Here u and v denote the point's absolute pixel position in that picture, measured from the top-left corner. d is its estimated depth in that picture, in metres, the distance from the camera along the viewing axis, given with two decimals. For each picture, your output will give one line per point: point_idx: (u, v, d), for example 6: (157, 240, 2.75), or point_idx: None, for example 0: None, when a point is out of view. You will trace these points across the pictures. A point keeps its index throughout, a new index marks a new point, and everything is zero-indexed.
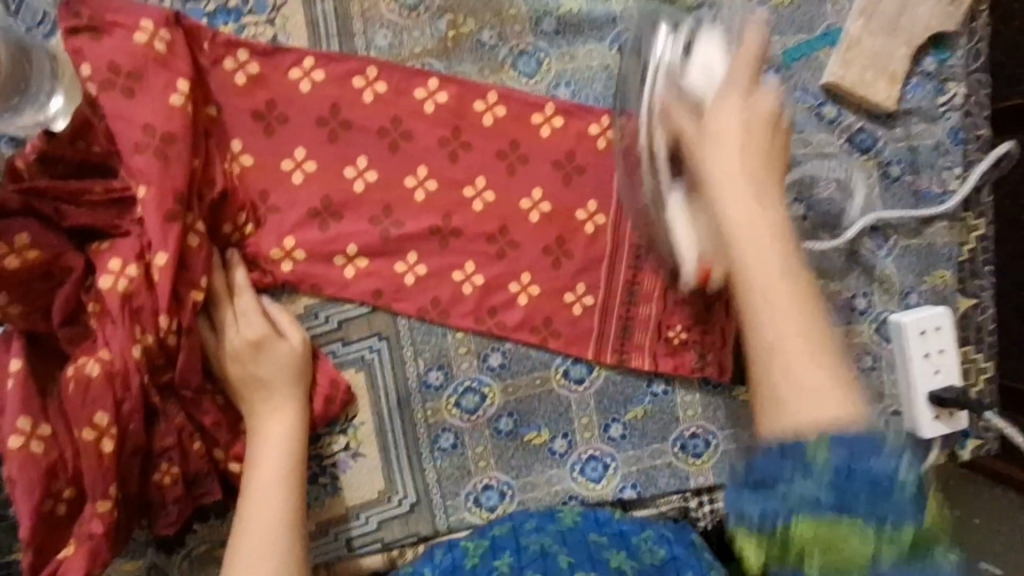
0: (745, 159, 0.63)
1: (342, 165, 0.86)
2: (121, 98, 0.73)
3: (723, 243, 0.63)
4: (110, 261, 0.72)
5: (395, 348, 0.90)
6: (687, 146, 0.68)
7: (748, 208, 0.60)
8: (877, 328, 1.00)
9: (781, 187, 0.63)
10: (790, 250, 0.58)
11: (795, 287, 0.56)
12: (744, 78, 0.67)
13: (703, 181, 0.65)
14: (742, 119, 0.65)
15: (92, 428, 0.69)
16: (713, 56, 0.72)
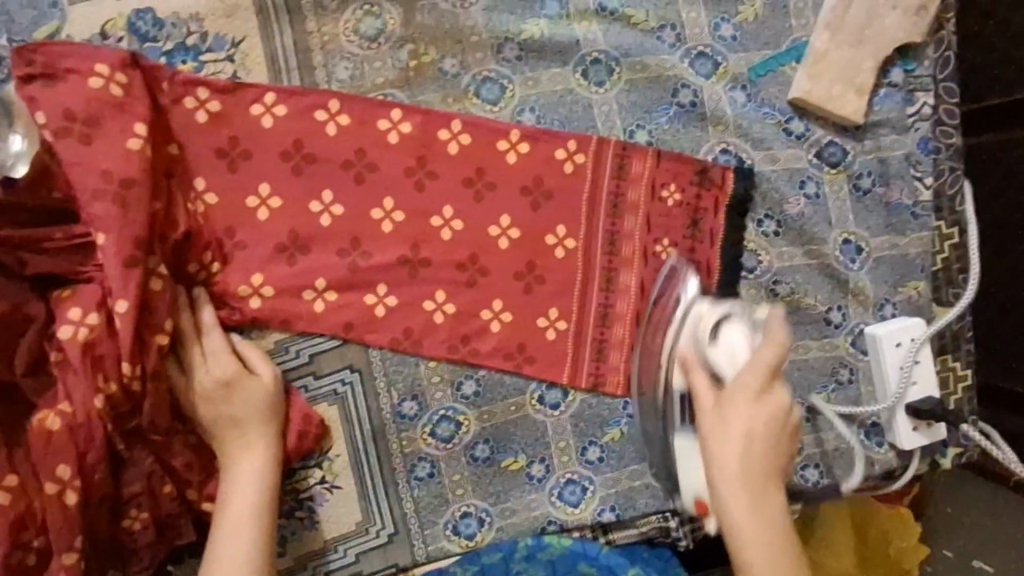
0: (742, 467, 0.76)
1: (307, 199, 0.86)
2: (76, 144, 0.73)
3: (733, 505, 0.75)
4: (71, 309, 0.71)
5: (367, 379, 0.90)
6: (708, 417, 0.78)
7: (749, 513, 0.74)
8: (853, 340, 0.99)
9: (773, 458, 0.77)
10: (769, 511, 0.75)
11: (777, 553, 0.73)
12: (761, 371, 0.76)
13: (719, 445, 0.76)
14: (745, 456, 0.76)
15: (54, 480, 0.69)
16: (737, 344, 0.80)
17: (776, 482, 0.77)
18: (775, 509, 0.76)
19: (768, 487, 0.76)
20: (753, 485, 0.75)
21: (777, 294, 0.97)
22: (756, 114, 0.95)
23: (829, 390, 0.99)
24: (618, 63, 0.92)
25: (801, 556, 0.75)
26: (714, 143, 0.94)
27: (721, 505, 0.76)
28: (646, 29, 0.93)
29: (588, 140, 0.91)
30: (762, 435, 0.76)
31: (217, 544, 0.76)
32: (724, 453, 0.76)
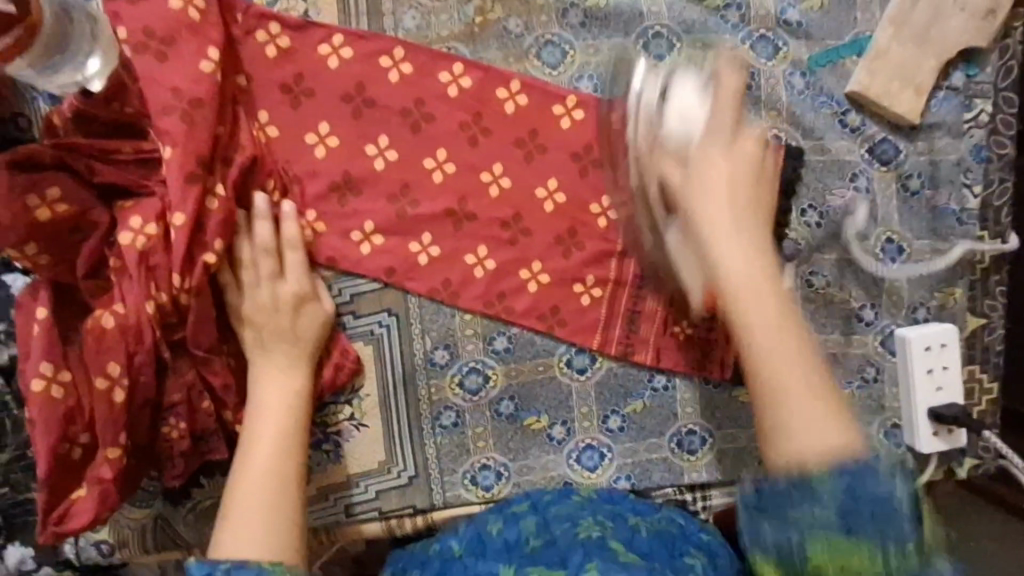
0: (733, 236, 0.66)
1: (363, 142, 0.88)
2: (153, 60, 0.76)
3: (715, 193, 0.68)
4: (132, 217, 0.74)
5: (403, 324, 0.92)
6: (709, 143, 0.70)
7: (742, 254, 0.65)
8: (882, 341, 1.00)
9: (759, 211, 0.69)
10: (746, 224, 0.67)
11: (785, 318, 0.62)
12: (729, 110, 0.71)
13: (703, 182, 0.69)
14: (727, 159, 0.69)
15: (105, 377, 0.72)
16: (688, 98, 0.72)
17: (772, 261, 0.66)
18: (754, 233, 0.67)
19: (747, 201, 0.68)
20: (727, 195, 0.68)
21: (812, 285, 0.98)
22: (810, 104, 0.95)
23: (854, 387, 1.00)
24: (679, 38, 0.92)
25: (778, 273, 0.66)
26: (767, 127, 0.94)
27: (710, 237, 0.66)
28: (711, 5, 0.92)
29: None
30: (738, 172, 0.69)
31: (246, 457, 0.77)
32: (705, 175, 0.69)
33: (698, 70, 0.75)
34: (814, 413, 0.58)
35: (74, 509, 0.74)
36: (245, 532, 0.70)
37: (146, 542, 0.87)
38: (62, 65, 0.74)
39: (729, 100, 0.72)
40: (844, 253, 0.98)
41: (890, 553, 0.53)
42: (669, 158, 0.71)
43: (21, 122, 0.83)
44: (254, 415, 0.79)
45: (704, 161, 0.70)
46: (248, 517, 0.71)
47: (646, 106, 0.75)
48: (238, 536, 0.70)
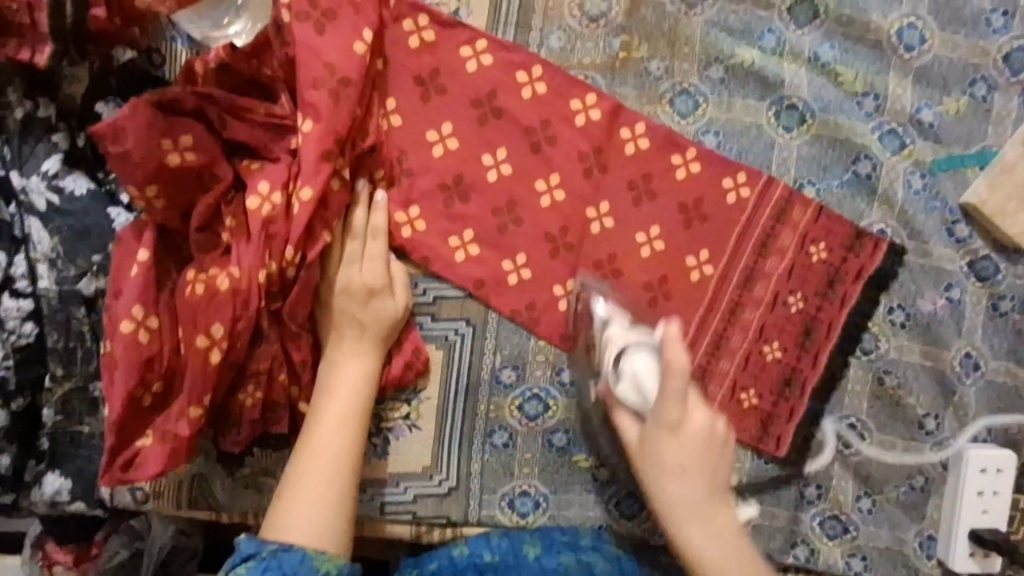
0: (695, 496, 0.77)
1: (482, 150, 0.88)
2: (312, 31, 0.75)
3: (677, 484, 0.77)
4: (258, 182, 0.74)
5: (478, 336, 0.92)
6: (656, 438, 0.76)
7: (705, 535, 0.77)
8: (937, 452, 0.98)
9: (716, 471, 0.77)
10: (714, 466, 0.77)
11: (737, 544, 0.77)
12: (676, 405, 0.73)
13: (654, 472, 0.77)
14: (678, 468, 0.76)
15: (207, 335, 0.72)
16: (644, 370, 0.76)
17: (724, 459, 0.78)
18: (721, 468, 0.78)
19: (715, 445, 0.76)
20: (681, 473, 0.76)
21: (882, 383, 0.97)
22: (923, 205, 0.94)
23: (898, 491, 0.98)
24: (812, 115, 0.92)
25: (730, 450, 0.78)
26: (874, 220, 0.94)
27: (678, 526, 0.78)
28: (850, 90, 0.92)
29: (758, 176, 0.91)
30: (696, 444, 0.76)
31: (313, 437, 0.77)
32: (659, 479, 0.77)
33: (647, 339, 0.79)
34: None
35: (140, 458, 0.73)
36: (302, 518, 0.73)
37: (180, 497, 0.85)
38: (223, 11, 0.78)
39: (676, 393, 0.72)
40: (921, 356, 0.97)
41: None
42: (627, 415, 0.79)
43: (153, 59, 0.80)
44: (324, 395, 0.78)
45: (656, 441, 0.76)
46: (304, 504, 0.74)
47: (611, 348, 0.81)
48: (297, 518, 0.73)
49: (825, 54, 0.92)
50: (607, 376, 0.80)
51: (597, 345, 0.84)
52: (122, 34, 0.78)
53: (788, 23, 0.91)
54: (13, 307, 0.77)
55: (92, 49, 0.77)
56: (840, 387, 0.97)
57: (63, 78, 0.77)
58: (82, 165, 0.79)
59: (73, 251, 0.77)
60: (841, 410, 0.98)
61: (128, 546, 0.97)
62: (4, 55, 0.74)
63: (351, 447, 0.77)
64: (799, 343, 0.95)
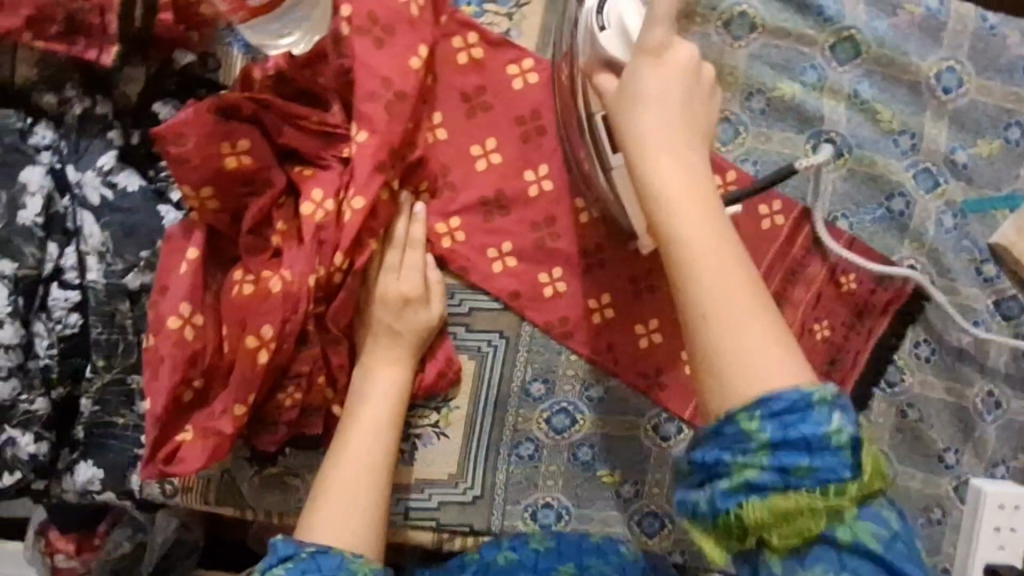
0: (665, 121, 0.65)
1: (523, 167, 0.90)
2: (371, 45, 0.77)
3: (684, 214, 0.62)
4: (311, 190, 0.75)
5: (511, 349, 0.93)
6: (638, 60, 0.67)
7: (681, 178, 0.64)
8: (956, 486, 0.99)
9: (693, 118, 0.66)
10: (693, 131, 0.66)
11: (718, 249, 0.62)
12: (659, 24, 0.65)
13: (633, 115, 0.66)
14: (654, 82, 0.66)
15: (257, 335, 0.74)
16: (634, 20, 0.75)
17: (700, 127, 0.66)
18: (698, 116, 0.67)
19: (687, 80, 0.66)
20: (658, 106, 0.66)
21: (905, 416, 0.98)
22: (952, 243, 0.96)
23: (918, 524, 0.99)
24: (849, 150, 0.93)
25: (708, 118, 0.67)
26: (905, 256, 0.95)
27: (666, 212, 0.63)
28: (888, 127, 0.94)
29: (792, 206, 0.93)
30: (680, 69, 0.66)
31: (345, 440, 0.77)
32: (638, 123, 0.65)
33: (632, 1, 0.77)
34: (756, 341, 0.60)
35: (181, 453, 0.74)
36: (334, 515, 0.73)
37: (208, 493, 0.86)
38: (291, 31, 0.80)
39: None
40: (944, 392, 0.99)
41: (829, 492, 0.57)
42: (608, 79, 0.74)
43: (207, 62, 0.82)
44: (358, 400, 0.79)
45: (637, 80, 0.66)
46: (336, 506, 0.73)
47: (597, 29, 0.78)
48: (326, 520, 0.73)
49: (863, 90, 0.93)
50: (586, 42, 0.79)
51: (586, 104, 0.82)
52: (181, 39, 0.80)
53: (829, 60, 0.93)
54: (61, 298, 0.78)
55: (155, 54, 0.80)
56: (863, 418, 0.98)
57: (119, 79, 0.80)
58: (133, 162, 0.81)
59: (122, 247, 0.79)
60: (863, 442, 0.98)
61: (132, 538, 0.97)
62: (73, 53, 0.77)
63: (382, 451, 0.77)
64: (825, 369, 0.96)
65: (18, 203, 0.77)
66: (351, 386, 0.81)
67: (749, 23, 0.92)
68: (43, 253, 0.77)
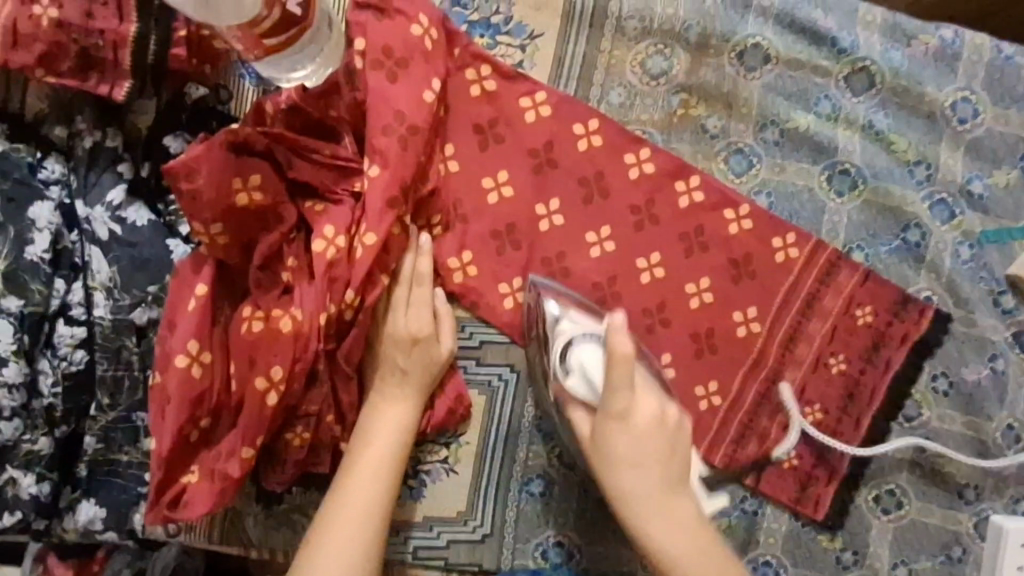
0: (656, 462, 0.75)
1: (535, 199, 0.89)
2: (384, 78, 0.76)
3: (648, 514, 0.75)
4: (323, 226, 0.74)
5: (522, 383, 0.91)
6: (608, 422, 0.75)
7: (661, 522, 0.75)
8: (976, 523, 0.96)
9: (667, 468, 0.76)
10: (672, 473, 0.76)
11: (699, 543, 0.74)
12: (620, 390, 0.74)
13: (616, 479, 0.76)
14: (629, 445, 0.75)
15: (267, 375, 0.72)
16: (591, 359, 0.78)
17: (679, 460, 0.77)
18: (671, 467, 0.76)
19: (661, 443, 0.75)
20: (634, 466, 0.75)
21: (924, 450, 0.96)
22: (969, 274, 0.94)
23: (935, 561, 0.96)
24: (864, 181, 0.92)
25: (676, 413, 0.78)
26: (921, 287, 0.94)
27: (640, 522, 0.75)
28: (904, 159, 0.93)
29: (806, 238, 0.92)
30: (649, 430, 0.75)
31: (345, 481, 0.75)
32: (623, 482, 0.76)
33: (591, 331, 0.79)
34: None
35: (187, 496, 0.73)
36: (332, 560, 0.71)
37: (213, 532, 0.84)
38: (308, 61, 0.78)
39: (622, 354, 0.73)
40: (964, 426, 0.96)
41: None
42: (580, 416, 0.79)
43: (220, 94, 0.82)
44: (362, 439, 0.77)
45: (608, 440, 0.76)
46: (335, 550, 0.72)
47: (556, 343, 0.80)
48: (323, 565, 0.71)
49: (879, 121, 0.92)
50: (553, 372, 0.80)
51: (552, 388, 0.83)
52: (196, 72, 0.79)
53: (844, 92, 0.92)
54: (66, 334, 0.77)
55: (167, 86, 0.80)
56: (880, 453, 0.96)
57: (130, 110, 0.80)
58: (144, 197, 0.79)
59: (129, 281, 0.77)
60: (881, 476, 0.96)
61: None
62: (85, 88, 0.76)
63: (377, 499, 0.75)
64: (841, 404, 0.95)
65: (25, 238, 0.75)
66: (357, 424, 0.79)
67: (763, 55, 0.92)
68: (49, 289, 0.75)
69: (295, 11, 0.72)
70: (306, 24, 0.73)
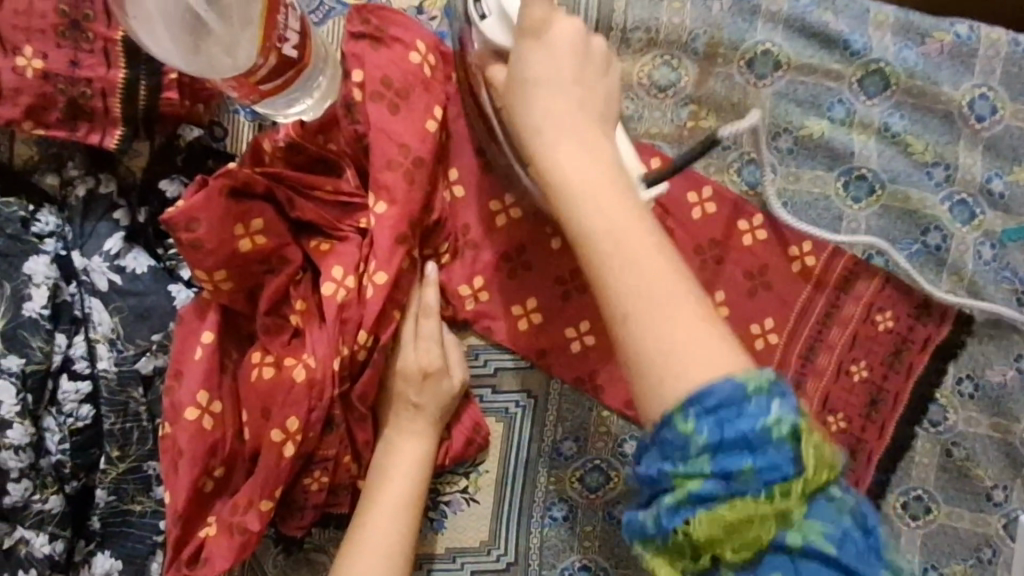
0: (573, 106, 0.70)
1: (545, 220, 0.87)
2: (386, 111, 0.73)
3: (591, 201, 0.67)
4: (330, 266, 0.72)
5: (539, 408, 0.89)
6: (526, 57, 0.70)
7: (582, 160, 0.68)
8: (1005, 523, 0.94)
9: (591, 145, 0.69)
10: (595, 141, 0.70)
11: (629, 227, 0.65)
12: (536, 11, 0.69)
13: (536, 112, 0.70)
14: (540, 69, 0.70)
15: (282, 428, 0.70)
16: (513, 3, 0.73)
17: (598, 121, 0.71)
18: (603, 143, 0.70)
19: (617, 182, 0.68)
20: (552, 93, 0.69)
21: (951, 454, 0.94)
22: (993, 276, 0.91)
23: (965, 564, 0.94)
24: (882, 185, 0.90)
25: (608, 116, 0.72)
26: (944, 291, 0.91)
27: (572, 209, 0.67)
28: (920, 160, 0.90)
29: (822, 246, 0.90)
30: (565, 50, 0.70)
31: (367, 529, 0.72)
32: (546, 104, 0.70)
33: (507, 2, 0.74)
34: (686, 339, 0.61)
35: (206, 552, 0.70)
36: None
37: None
38: (302, 99, 0.75)
39: (543, 16, 0.69)
40: (993, 428, 0.94)
41: (773, 494, 0.55)
42: (499, 68, 0.75)
43: (215, 131, 0.79)
44: (379, 481, 0.74)
45: (527, 79, 0.70)
46: None
47: (481, 9, 0.76)
48: None
49: (894, 123, 0.90)
50: (483, 27, 0.76)
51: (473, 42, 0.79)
52: (190, 114, 0.77)
53: (858, 94, 0.90)
54: (71, 390, 0.75)
55: (160, 129, 0.77)
56: (907, 458, 0.94)
57: (122, 153, 0.77)
58: (143, 242, 0.77)
59: (132, 331, 0.75)
60: (908, 483, 0.94)
61: None
62: (75, 138, 0.74)
63: (404, 539, 0.73)
64: (864, 412, 0.92)
65: (22, 295, 0.73)
66: (372, 463, 0.76)
67: (774, 61, 0.89)
68: (50, 345, 0.74)
69: (291, 54, 0.68)
70: (302, 64, 0.70)
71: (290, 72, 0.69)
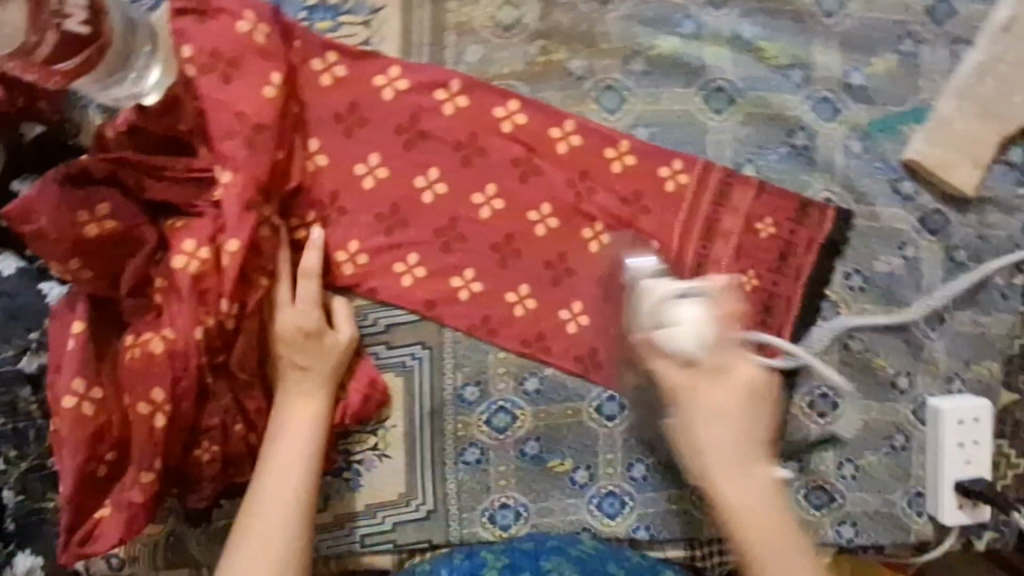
0: (724, 448, 0.71)
1: (414, 172, 0.88)
2: (215, 82, 0.75)
3: (735, 490, 0.71)
4: (183, 240, 0.73)
5: (436, 358, 0.91)
6: (704, 390, 0.71)
7: (737, 488, 0.71)
8: (914, 410, 0.97)
9: (756, 431, 0.72)
10: (753, 464, 0.72)
11: (765, 500, 0.71)
12: (720, 349, 0.71)
13: (704, 430, 0.71)
14: (705, 408, 0.71)
15: (148, 402, 0.72)
16: (688, 315, 0.70)
17: (757, 442, 0.73)
18: (760, 422, 0.73)
19: (748, 453, 0.72)
20: (720, 416, 0.71)
21: (849, 348, 0.95)
22: (866, 169, 0.93)
23: (882, 454, 0.96)
24: (740, 95, 0.91)
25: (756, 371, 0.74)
26: (820, 189, 0.92)
27: (716, 488, 0.71)
28: (777, 64, 0.92)
29: (693, 161, 0.90)
30: (738, 393, 0.71)
31: (262, 488, 0.74)
32: (721, 441, 0.71)
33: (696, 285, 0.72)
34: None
35: (98, 531, 0.73)
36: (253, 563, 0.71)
37: (157, 559, 0.84)
38: (124, 76, 0.73)
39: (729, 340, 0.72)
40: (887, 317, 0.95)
41: None
42: (672, 362, 0.71)
43: (68, 128, 0.80)
44: (272, 442, 0.76)
45: (693, 397, 0.71)
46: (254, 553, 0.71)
47: (654, 308, 0.72)
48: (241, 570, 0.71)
49: (746, 33, 0.92)
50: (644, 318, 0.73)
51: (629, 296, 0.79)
52: (29, 112, 0.78)
53: (706, 8, 0.92)
54: None
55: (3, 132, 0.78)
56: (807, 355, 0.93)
57: None
58: (11, 246, 0.79)
59: (8, 332, 0.77)
60: (812, 381, 0.95)
61: None
62: None
63: (298, 495, 0.74)
64: (761, 318, 0.92)
65: None
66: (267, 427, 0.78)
67: None
68: None
69: (82, 31, 0.67)
70: (102, 42, 0.68)
71: (86, 52, 0.68)
